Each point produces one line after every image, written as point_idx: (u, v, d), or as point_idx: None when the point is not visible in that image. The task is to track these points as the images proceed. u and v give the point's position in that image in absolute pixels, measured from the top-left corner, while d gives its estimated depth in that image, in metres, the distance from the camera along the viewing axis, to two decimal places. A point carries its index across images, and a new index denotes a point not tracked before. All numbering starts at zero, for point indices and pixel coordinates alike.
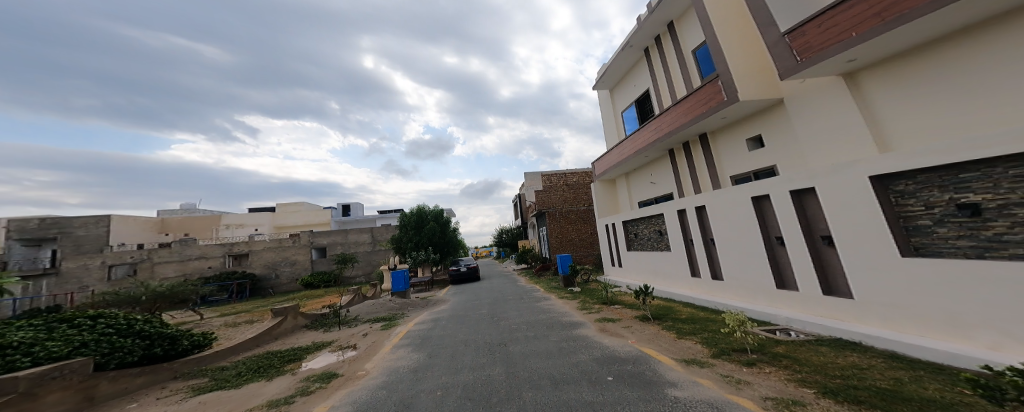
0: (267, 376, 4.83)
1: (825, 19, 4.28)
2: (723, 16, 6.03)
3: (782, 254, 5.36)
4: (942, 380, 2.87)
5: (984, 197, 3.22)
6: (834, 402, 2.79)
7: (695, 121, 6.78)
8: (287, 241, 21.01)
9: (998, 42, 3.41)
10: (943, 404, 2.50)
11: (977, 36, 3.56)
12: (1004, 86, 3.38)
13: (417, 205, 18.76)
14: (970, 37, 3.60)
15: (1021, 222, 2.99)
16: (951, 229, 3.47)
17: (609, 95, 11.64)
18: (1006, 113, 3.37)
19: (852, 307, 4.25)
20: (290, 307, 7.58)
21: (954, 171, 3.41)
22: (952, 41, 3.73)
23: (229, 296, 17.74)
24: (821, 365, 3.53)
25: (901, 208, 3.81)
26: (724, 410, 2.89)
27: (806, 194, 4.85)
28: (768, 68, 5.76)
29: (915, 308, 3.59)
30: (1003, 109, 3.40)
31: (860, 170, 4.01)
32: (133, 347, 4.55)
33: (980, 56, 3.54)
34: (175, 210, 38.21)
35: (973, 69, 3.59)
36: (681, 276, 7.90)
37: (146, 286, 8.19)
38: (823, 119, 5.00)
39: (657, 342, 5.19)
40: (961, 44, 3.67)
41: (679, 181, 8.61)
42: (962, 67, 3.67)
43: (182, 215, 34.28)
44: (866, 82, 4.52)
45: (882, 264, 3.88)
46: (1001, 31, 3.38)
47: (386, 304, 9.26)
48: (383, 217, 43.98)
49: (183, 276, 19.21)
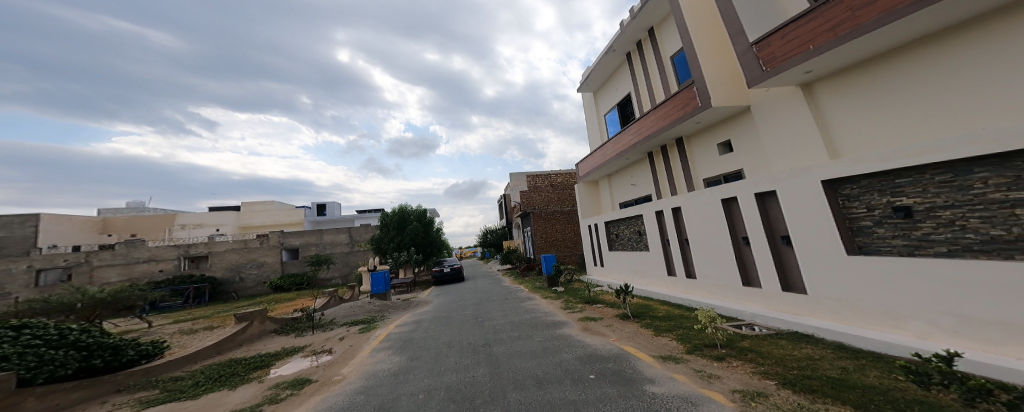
0: (230, 385, 4.46)
1: (788, 32, 4.72)
2: (698, 25, 6.47)
3: (748, 252, 5.77)
4: (882, 368, 3.22)
5: (915, 200, 3.68)
6: (793, 392, 3.04)
7: (673, 125, 7.17)
8: (253, 242, 19.55)
9: (935, 56, 3.89)
10: (881, 390, 2.80)
11: (918, 50, 4.03)
12: (943, 95, 3.85)
13: (399, 205, 18.19)
14: (912, 50, 4.08)
15: (945, 223, 3.47)
16: (888, 229, 3.92)
17: (592, 98, 12.10)
18: (948, 119, 3.81)
19: (807, 302, 4.69)
20: (257, 312, 7.04)
21: (891, 176, 3.86)
22: (897, 54, 4.21)
23: (184, 301, 16.19)
24: (780, 358, 3.84)
25: (847, 209, 4.26)
26: (698, 404, 3.04)
27: (769, 197, 5.28)
28: (737, 76, 6.22)
29: (860, 302, 4.02)
30: (946, 116, 3.83)
31: (816, 173, 4.44)
32: (66, 359, 4.03)
33: (922, 67, 4.00)
34: (120, 209, 34.45)
35: (917, 79, 4.05)
36: (658, 275, 8.25)
37: (83, 292, 7.21)
38: (783, 128, 5.51)
39: (636, 339, 5.38)
40: (906, 56, 4.14)
41: (657, 184, 9.04)
42: (909, 77, 4.13)
43: (129, 215, 30.89)
44: (819, 94, 5.08)
45: (834, 261, 4.31)
46: (939, 45, 3.86)
47: (364, 307, 8.87)
48: (361, 217, 42.27)
49: (129, 281, 17.25)
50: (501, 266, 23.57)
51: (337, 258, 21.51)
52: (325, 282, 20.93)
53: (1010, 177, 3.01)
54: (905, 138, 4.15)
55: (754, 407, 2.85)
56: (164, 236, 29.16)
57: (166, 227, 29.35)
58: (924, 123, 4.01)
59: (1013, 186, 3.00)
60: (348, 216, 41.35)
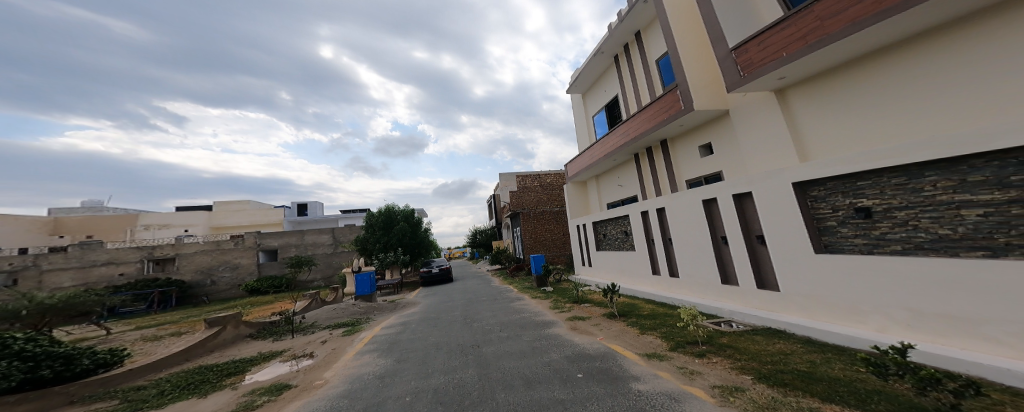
0: (201, 392, 4.17)
1: (763, 39, 5.04)
2: (682, 31, 6.77)
3: (726, 251, 6.04)
4: (845, 361, 3.46)
5: (875, 202, 3.98)
6: (767, 386, 3.20)
7: (658, 127, 7.43)
8: (226, 243, 18.48)
9: (903, 63, 4.15)
10: (845, 381, 3.01)
11: (885, 59, 4.31)
12: (910, 101, 4.12)
13: (386, 204, 17.69)
14: (882, 58, 4.35)
15: (900, 223, 3.76)
16: (850, 229, 4.21)
17: (581, 99, 12.37)
18: (913, 123, 4.08)
19: (780, 299, 4.97)
20: (231, 315, 6.64)
21: (853, 179, 4.16)
22: (865, 62, 4.51)
23: (149, 306, 14.97)
24: (755, 353, 4.04)
25: (815, 210, 4.57)
26: (681, 401, 3.14)
27: (746, 198, 5.56)
28: (717, 81, 6.55)
29: (827, 298, 4.30)
30: (912, 119, 4.11)
31: (788, 175, 4.73)
32: (9, 371, 3.63)
33: (891, 74, 4.26)
34: (75, 208, 31.69)
35: (887, 85, 4.32)
36: (643, 275, 8.48)
37: (30, 298, 6.46)
38: (760, 132, 5.85)
39: (622, 338, 5.49)
40: (872, 64, 4.45)
41: (643, 185, 9.34)
42: (875, 84, 4.43)
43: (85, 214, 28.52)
44: (790, 101, 5.44)
45: (805, 259, 4.59)
46: (906, 55, 4.12)
47: (348, 310, 8.57)
48: (346, 216, 40.96)
49: (84, 286, 15.81)
50: (490, 266, 23.42)
51: (319, 259, 20.65)
52: (306, 284, 19.96)
53: (956, 180, 3.33)
54: (875, 139, 4.42)
55: (733, 402, 2.97)
56: (126, 237, 26.96)
57: (129, 227, 27.27)
58: (891, 126, 4.30)
59: (959, 189, 3.31)
60: (332, 216, 39.95)
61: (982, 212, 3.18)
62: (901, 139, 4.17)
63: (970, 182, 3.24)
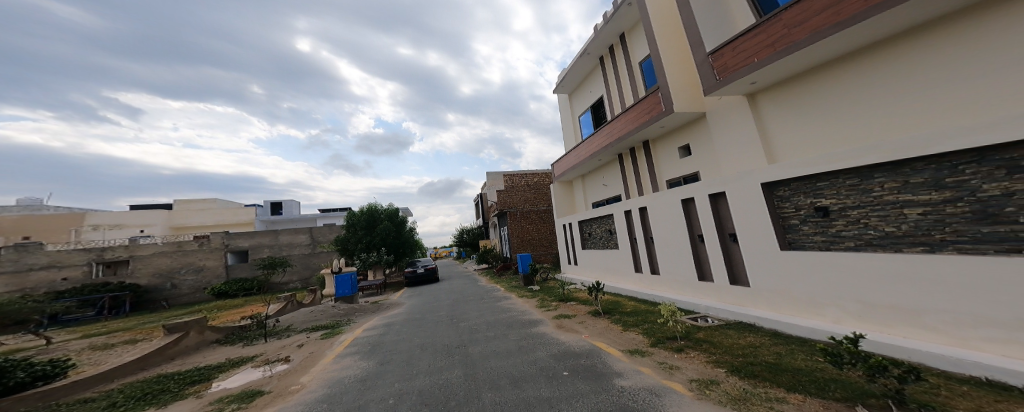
0: (159, 403, 3.81)
1: (737, 45, 5.38)
2: (663, 35, 7.09)
3: (702, 249, 6.33)
4: (806, 352, 3.72)
5: (832, 201, 4.33)
6: (739, 378, 3.37)
7: (641, 127, 7.72)
8: (189, 244, 17.15)
9: (856, 72, 4.57)
10: (807, 371, 3.23)
11: (843, 67, 4.70)
12: (866, 105, 4.49)
13: (369, 203, 17.07)
14: (835, 68, 4.81)
15: (853, 221, 4.11)
16: (811, 227, 4.55)
17: (568, 99, 12.63)
18: (869, 126, 4.45)
19: (750, 294, 5.27)
20: (195, 320, 6.15)
21: (813, 180, 4.51)
22: (822, 71, 4.96)
23: (97, 312, 13.54)
24: (729, 346, 4.26)
25: (780, 209, 4.90)
26: (662, 395, 3.24)
27: (720, 198, 5.86)
28: (694, 85, 6.90)
29: (791, 292, 4.62)
30: (868, 123, 4.47)
31: (757, 176, 5.05)
32: None
33: (844, 82, 4.71)
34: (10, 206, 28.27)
35: (843, 92, 4.73)
36: (626, 272, 8.71)
37: None
38: (732, 135, 6.24)
39: (606, 335, 5.59)
40: (828, 74, 4.89)
41: (626, 185, 9.65)
42: (830, 92, 4.88)
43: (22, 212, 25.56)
44: (759, 107, 5.86)
45: (772, 255, 4.91)
46: (858, 64, 4.54)
47: (327, 312, 8.16)
48: (324, 215, 39.26)
49: (20, 292, 14.08)
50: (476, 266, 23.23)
51: (296, 260, 19.60)
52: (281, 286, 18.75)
53: (900, 182, 3.66)
54: (835, 142, 4.82)
55: (709, 395, 3.10)
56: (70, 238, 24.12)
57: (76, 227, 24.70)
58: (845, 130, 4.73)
59: (902, 190, 3.65)
60: (311, 215, 38.18)
61: (921, 211, 3.51)
62: (859, 141, 4.53)
63: (912, 184, 3.57)
